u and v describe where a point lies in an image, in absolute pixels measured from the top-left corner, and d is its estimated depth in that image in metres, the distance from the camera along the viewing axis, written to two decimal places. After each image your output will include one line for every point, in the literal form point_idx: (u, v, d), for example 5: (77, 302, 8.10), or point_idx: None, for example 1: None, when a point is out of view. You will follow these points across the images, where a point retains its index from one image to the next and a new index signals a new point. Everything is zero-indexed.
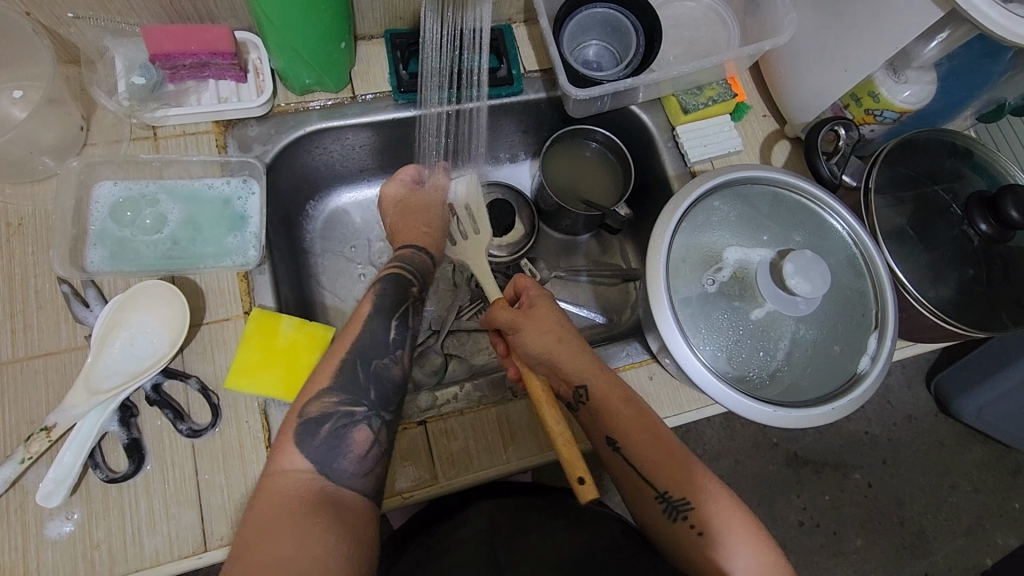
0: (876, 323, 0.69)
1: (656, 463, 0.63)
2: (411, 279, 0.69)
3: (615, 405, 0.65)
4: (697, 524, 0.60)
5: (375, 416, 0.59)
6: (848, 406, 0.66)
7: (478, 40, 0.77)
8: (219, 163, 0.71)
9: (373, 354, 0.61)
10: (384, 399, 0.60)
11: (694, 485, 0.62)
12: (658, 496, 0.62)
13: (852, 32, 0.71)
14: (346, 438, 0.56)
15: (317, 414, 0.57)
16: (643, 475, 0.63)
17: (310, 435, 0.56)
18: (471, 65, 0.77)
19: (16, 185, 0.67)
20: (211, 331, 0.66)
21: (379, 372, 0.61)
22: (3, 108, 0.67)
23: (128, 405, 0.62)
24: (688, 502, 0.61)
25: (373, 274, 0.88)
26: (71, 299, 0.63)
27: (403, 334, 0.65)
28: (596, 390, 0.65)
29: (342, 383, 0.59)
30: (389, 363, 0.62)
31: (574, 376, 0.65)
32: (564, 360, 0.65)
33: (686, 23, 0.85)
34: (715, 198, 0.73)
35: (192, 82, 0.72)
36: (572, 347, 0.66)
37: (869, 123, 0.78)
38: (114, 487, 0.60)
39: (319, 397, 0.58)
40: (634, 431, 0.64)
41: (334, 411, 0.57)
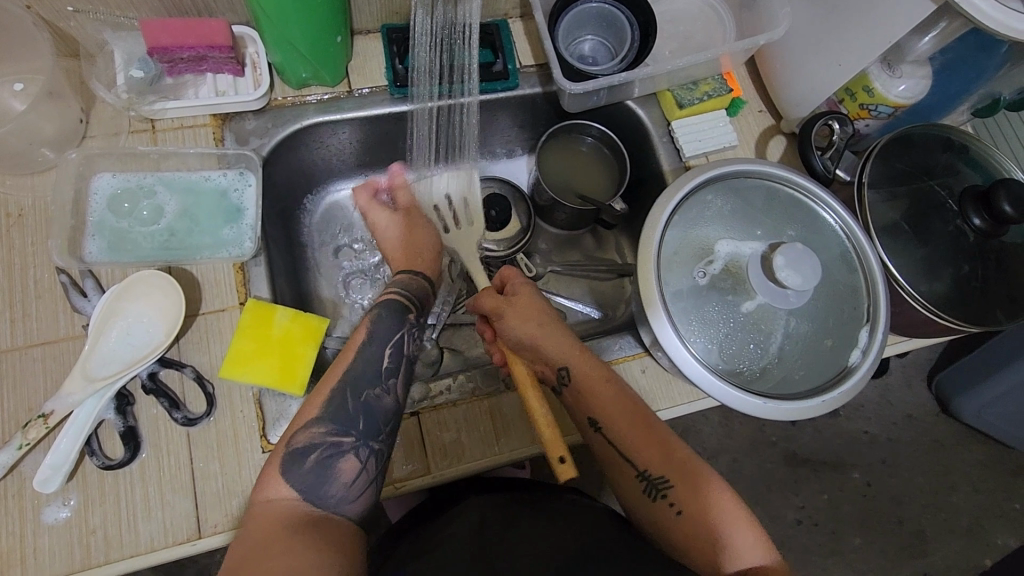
0: (868, 317, 0.69)
1: (638, 443, 0.63)
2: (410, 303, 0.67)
3: (600, 388, 0.66)
4: (676, 503, 0.60)
5: (364, 446, 0.57)
6: (838, 398, 0.67)
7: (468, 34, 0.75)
8: (216, 155, 0.71)
9: (365, 385, 0.60)
10: (373, 427, 0.58)
11: (676, 465, 0.62)
12: (639, 475, 0.63)
13: (846, 25, 0.71)
14: (333, 467, 0.55)
15: (303, 445, 0.56)
16: (625, 455, 0.64)
17: (295, 463, 0.55)
18: (461, 62, 0.76)
19: (15, 176, 0.67)
20: (207, 321, 0.67)
21: (370, 403, 0.59)
22: (4, 101, 0.68)
23: (125, 393, 0.62)
24: (668, 482, 0.61)
25: (371, 268, 0.89)
26: (69, 288, 0.64)
27: (397, 362, 0.63)
28: (578, 372, 0.66)
29: (330, 411, 0.58)
30: (381, 394, 0.60)
31: (556, 359, 0.66)
32: (547, 344, 0.66)
33: (681, 18, 0.85)
34: (707, 192, 0.73)
35: (190, 76, 0.72)
36: (554, 331, 0.67)
37: (864, 118, 0.78)
38: (111, 474, 0.61)
39: (307, 425, 0.57)
40: (617, 413, 0.65)
41: (321, 441, 0.56)
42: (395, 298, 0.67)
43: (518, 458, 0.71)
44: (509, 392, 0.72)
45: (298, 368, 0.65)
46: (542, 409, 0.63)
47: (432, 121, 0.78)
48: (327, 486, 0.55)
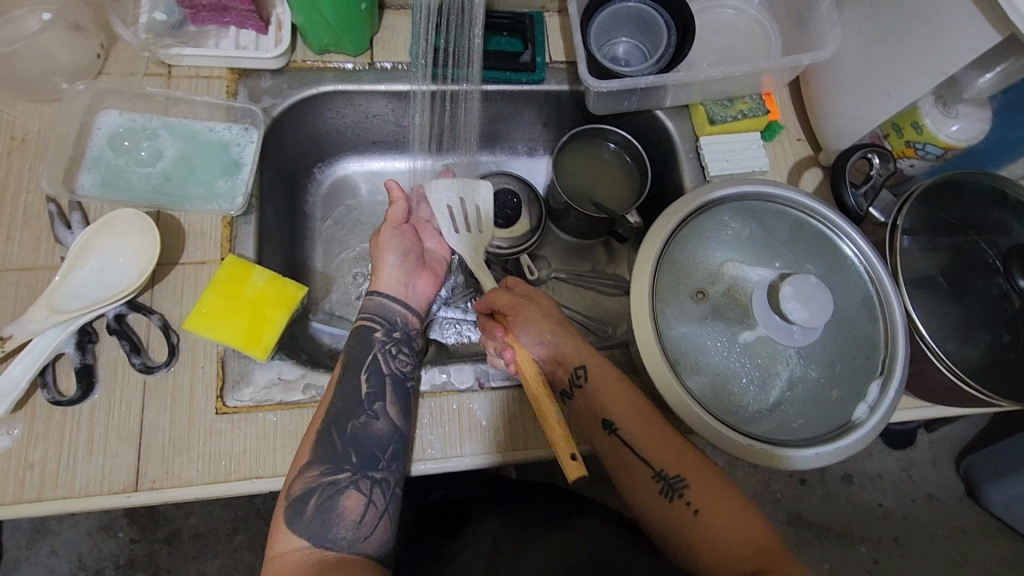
0: (882, 369, 0.63)
1: (652, 446, 0.60)
2: (377, 325, 0.67)
3: (611, 390, 0.62)
4: (693, 502, 0.57)
5: (362, 479, 0.58)
6: (835, 454, 0.60)
7: (470, 15, 0.71)
8: (224, 107, 0.71)
9: (347, 417, 0.61)
10: (366, 459, 0.59)
11: (690, 465, 0.59)
12: (655, 477, 0.59)
13: (902, 53, 0.65)
14: (335, 507, 0.57)
15: (301, 491, 0.57)
16: (639, 459, 0.60)
17: (298, 513, 0.56)
18: (464, 44, 0.72)
19: (27, 101, 0.68)
20: (186, 272, 0.65)
21: (357, 434, 0.60)
22: (31, 27, 0.69)
23: (88, 330, 0.61)
24: (684, 482, 0.58)
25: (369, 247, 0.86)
26: (54, 218, 0.63)
27: (378, 385, 0.63)
28: (594, 374, 0.63)
29: (319, 452, 0.58)
30: (367, 421, 0.61)
31: (571, 359, 0.63)
32: (563, 343, 0.64)
33: (725, 31, 0.81)
34: (726, 211, 0.68)
35: (213, 27, 0.72)
36: (570, 332, 0.65)
37: (909, 156, 0.72)
38: (59, 410, 0.59)
39: (301, 471, 0.58)
40: (628, 412, 0.61)
41: (317, 483, 0.57)
42: (360, 325, 0.67)
43: (479, 464, 0.66)
44: (478, 391, 0.68)
45: (264, 334, 0.63)
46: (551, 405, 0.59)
47: (433, 106, 0.77)
48: (334, 529, 0.56)
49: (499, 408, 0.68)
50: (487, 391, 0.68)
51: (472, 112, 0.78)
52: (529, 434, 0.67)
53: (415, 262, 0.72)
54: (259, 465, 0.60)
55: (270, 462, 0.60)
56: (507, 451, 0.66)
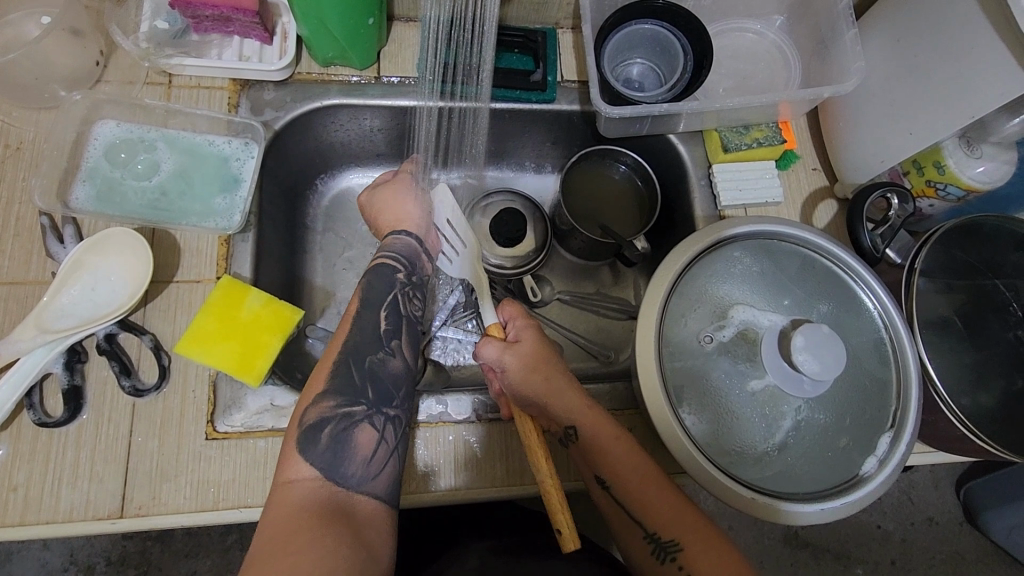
0: (893, 421, 0.61)
1: (650, 506, 0.58)
2: (397, 266, 0.64)
3: (608, 448, 0.59)
4: (685, 566, 0.55)
5: (378, 414, 0.56)
6: (845, 509, 0.58)
7: (479, 32, 0.67)
8: (225, 120, 0.69)
9: (367, 350, 0.58)
10: (383, 395, 0.57)
11: (682, 522, 0.57)
12: (646, 536, 0.57)
13: (930, 90, 0.63)
14: (349, 440, 0.53)
15: (316, 420, 0.53)
16: (632, 516, 0.58)
17: (311, 443, 0.52)
18: (473, 59, 0.70)
19: (22, 109, 0.66)
20: (179, 290, 0.63)
21: (375, 369, 0.58)
22: (30, 32, 0.67)
23: (77, 350, 0.59)
24: (678, 544, 0.56)
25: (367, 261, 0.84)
26: (47, 232, 0.62)
27: (396, 324, 0.61)
28: (585, 433, 0.60)
29: (336, 383, 0.56)
30: (385, 358, 0.59)
31: (561, 418, 0.60)
32: (550, 400, 0.60)
33: (744, 56, 0.79)
34: (734, 248, 0.66)
35: (216, 36, 0.70)
36: (558, 381, 0.61)
37: (929, 196, 0.70)
38: (46, 431, 0.58)
39: (314, 401, 0.55)
40: (621, 466, 0.59)
41: (333, 414, 0.54)
42: (380, 263, 0.64)
43: (473, 497, 0.65)
44: (475, 423, 0.67)
45: (257, 359, 0.61)
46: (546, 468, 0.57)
47: (440, 123, 0.75)
48: (346, 464, 0.52)
49: (497, 442, 0.66)
50: (484, 423, 0.67)
51: (481, 127, 0.76)
52: (526, 469, 0.66)
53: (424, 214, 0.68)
54: (248, 494, 0.59)
55: (259, 491, 0.59)
56: (504, 486, 0.65)
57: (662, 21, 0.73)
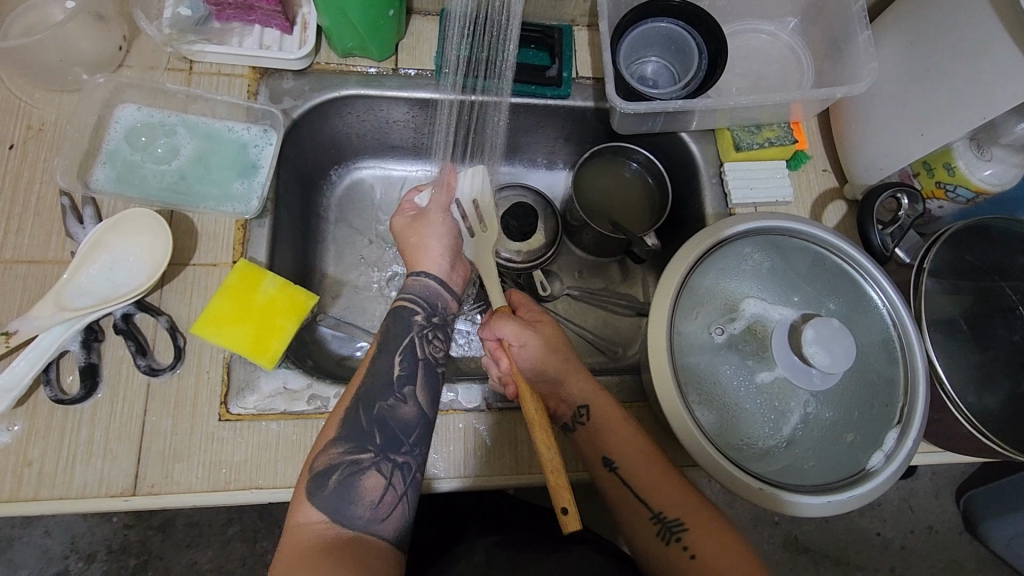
0: (900, 417, 0.62)
1: (656, 489, 0.59)
2: (416, 309, 0.63)
3: (617, 429, 0.62)
4: (690, 547, 0.56)
5: (385, 461, 0.55)
6: (849, 502, 0.59)
7: (501, 26, 0.69)
8: (244, 107, 0.70)
9: (378, 396, 0.57)
10: (392, 441, 0.56)
11: (687, 505, 0.58)
12: (653, 517, 0.58)
13: (943, 92, 0.64)
14: (356, 486, 0.53)
15: (324, 466, 0.54)
16: (638, 496, 0.59)
17: (319, 487, 0.53)
18: (496, 53, 0.71)
19: (44, 90, 0.67)
20: (196, 273, 0.64)
21: (384, 416, 0.57)
22: (54, 16, 0.68)
23: (95, 329, 0.60)
24: (682, 523, 0.57)
25: (377, 251, 0.84)
26: (67, 212, 0.62)
27: (411, 368, 0.59)
28: (597, 411, 0.63)
29: (346, 429, 0.55)
30: (396, 404, 0.57)
31: (574, 395, 0.63)
32: (565, 379, 0.63)
33: (757, 57, 0.80)
34: (746, 244, 0.66)
35: (238, 24, 0.71)
36: (573, 367, 0.63)
37: (938, 198, 0.71)
38: (61, 408, 0.58)
39: (326, 447, 0.55)
40: (630, 447, 0.61)
41: (340, 461, 0.54)
42: (400, 306, 0.63)
43: (483, 485, 0.65)
44: (484, 411, 0.67)
45: (273, 342, 0.62)
46: (549, 454, 0.56)
47: (461, 116, 0.74)
48: (353, 507, 0.53)
49: (505, 431, 0.67)
50: (493, 412, 0.67)
51: (501, 127, 0.74)
52: (534, 459, 0.66)
53: (452, 252, 0.66)
54: (259, 475, 0.59)
55: (270, 473, 0.59)
56: (512, 476, 0.65)
57: (678, 19, 0.74)
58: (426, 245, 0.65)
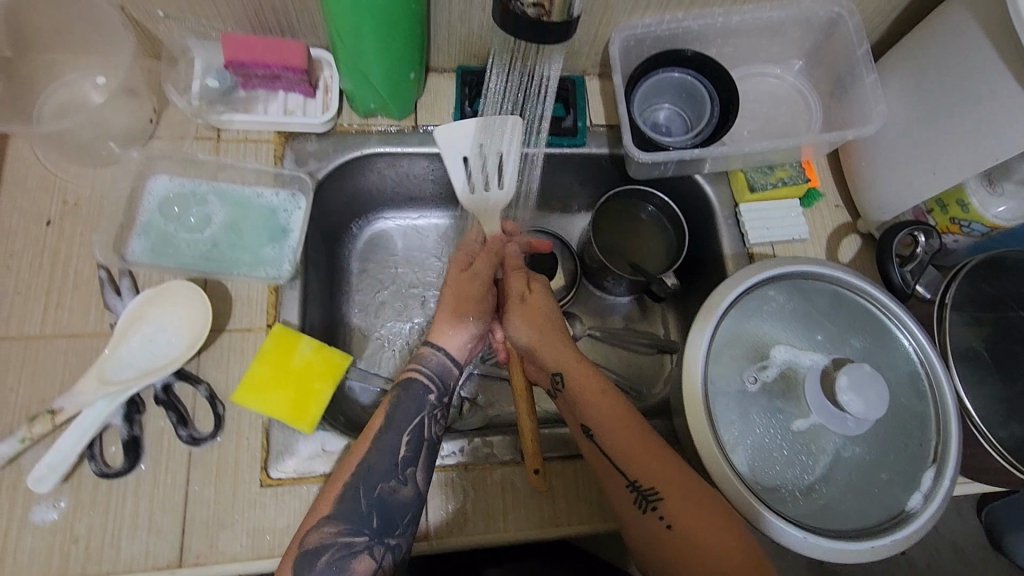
0: (934, 456, 0.62)
1: (633, 457, 0.61)
2: (430, 388, 0.63)
3: (591, 397, 0.65)
4: (666, 516, 0.59)
5: (378, 544, 0.55)
6: (891, 547, 0.59)
7: (541, 88, 0.73)
8: (272, 174, 0.71)
9: (379, 478, 0.57)
10: (387, 526, 0.56)
11: (667, 476, 0.60)
12: (629, 485, 0.61)
13: (952, 132, 0.66)
14: (346, 569, 0.54)
15: (314, 545, 0.54)
16: (615, 464, 0.62)
17: (308, 566, 0.53)
18: (534, 113, 0.75)
19: (78, 166, 0.69)
20: (232, 339, 0.65)
21: (384, 498, 0.57)
22: (86, 93, 0.70)
23: (136, 401, 0.61)
24: (657, 494, 0.59)
25: (390, 299, 0.85)
26: (105, 285, 0.64)
27: (416, 448, 0.60)
28: (571, 379, 0.65)
29: (343, 510, 0.56)
30: (396, 486, 0.58)
31: (549, 364, 0.67)
32: (540, 349, 0.67)
33: (766, 99, 0.82)
34: (770, 287, 0.68)
35: (262, 91, 0.73)
36: (550, 337, 0.67)
37: (954, 232, 0.73)
38: (105, 482, 0.59)
39: (318, 525, 0.55)
40: (607, 418, 0.63)
41: (332, 542, 0.54)
42: (413, 379, 0.63)
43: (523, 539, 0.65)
44: (522, 464, 0.68)
45: (312, 406, 0.63)
46: (529, 423, 0.66)
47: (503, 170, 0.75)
48: None
49: (542, 482, 0.67)
50: (530, 464, 0.68)
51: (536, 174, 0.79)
52: (573, 510, 0.67)
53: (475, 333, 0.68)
54: None
55: None
56: (549, 528, 0.66)
57: (689, 69, 0.76)
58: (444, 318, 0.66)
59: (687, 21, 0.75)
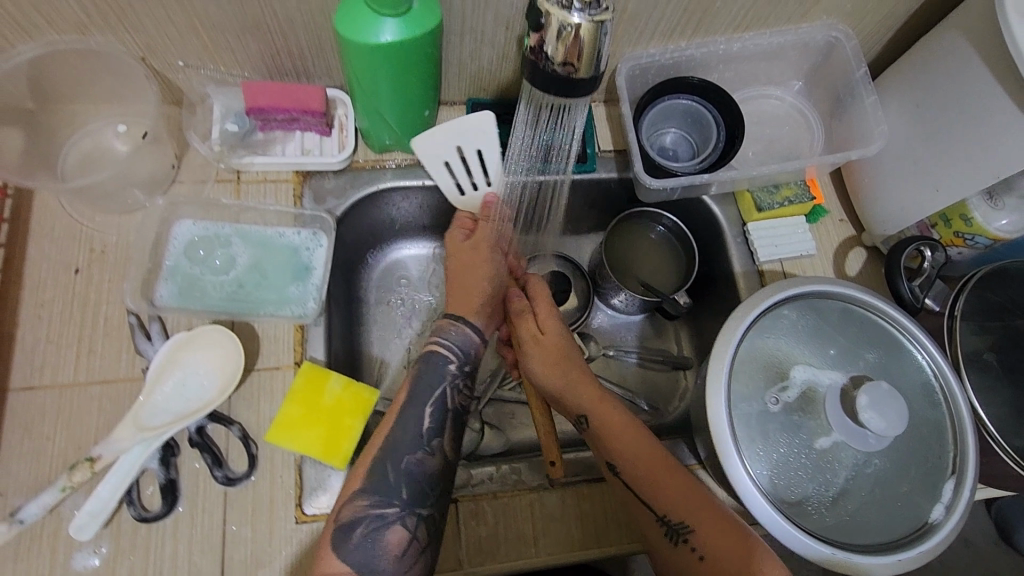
0: (953, 467, 0.64)
1: (660, 491, 0.61)
2: (450, 357, 0.65)
3: (614, 433, 0.64)
4: (699, 549, 0.57)
5: (410, 514, 0.56)
6: (916, 559, 0.61)
7: (566, 123, 0.69)
8: (293, 214, 0.73)
9: (408, 450, 0.59)
10: (417, 497, 0.57)
11: (693, 507, 0.59)
12: (658, 520, 0.60)
13: (951, 150, 0.68)
14: (380, 540, 0.54)
15: (349, 518, 0.55)
16: (644, 500, 0.61)
17: (344, 540, 0.54)
18: (561, 141, 0.72)
19: (103, 214, 0.70)
20: (261, 378, 0.67)
21: (413, 469, 0.58)
22: (108, 141, 0.72)
23: (171, 444, 0.62)
24: (688, 526, 0.58)
25: (405, 328, 0.86)
26: (135, 330, 0.65)
27: (440, 418, 0.62)
28: (595, 421, 0.66)
29: (375, 484, 0.56)
30: (425, 458, 0.59)
31: (575, 407, 0.68)
32: (566, 393, 0.68)
33: (768, 121, 0.84)
34: (785, 306, 0.69)
35: (280, 133, 0.74)
36: (574, 378, 0.68)
37: (957, 245, 0.75)
38: (144, 526, 0.60)
39: (352, 498, 0.56)
40: (630, 450, 0.63)
41: (365, 514, 0.55)
42: (434, 352, 0.65)
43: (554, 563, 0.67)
44: (551, 489, 0.69)
45: (343, 441, 0.64)
46: (541, 419, 0.71)
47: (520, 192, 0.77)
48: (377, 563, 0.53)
49: (570, 505, 0.69)
50: (559, 488, 0.69)
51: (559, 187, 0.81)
52: (603, 532, 0.68)
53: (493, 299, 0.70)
54: None
55: None
56: (581, 550, 0.67)
57: (694, 95, 0.78)
58: (462, 291, 0.69)
59: (690, 50, 0.77)
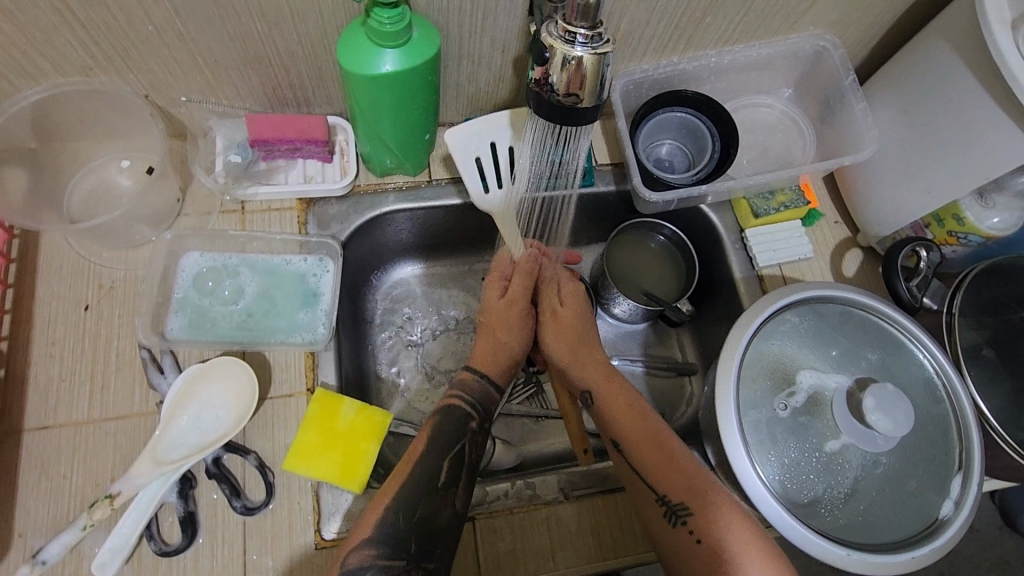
0: (960, 463, 0.65)
1: (661, 471, 0.63)
2: (470, 413, 0.69)
3: (621, 414, 0.68)
4: (695, 530, 0.59)
5: (416, 568, 0.58)
6: (929, 555, 0.62)
7: (573, 146, 0.69)
8: (299, 241, 0.74)
9: (421, 501, 0.61)
10: (424, 550, 0.59)
11: (692, 489, 0.61)
12: (658, 500, 0.62)
13: (941, 153, 0.70)
14: None
15: (357, 565, 0.57)
16: (644, 479, 0.64)
17: None
18: (567, 162, 0.73)
19: (111, 250, 0.71)
20: (274, 406, 0.67)
21: (424, 520, 0.60)
22: (113, 177, 0.73)
23: (189, 477, 0.62)
24: (685, 507, 0.60)
25: (412, 347, 0.87)
26: (148, 364, 0.65)
27: (456, 473, 0.64)
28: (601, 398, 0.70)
29: (382, 534, 0.58)
30: (438, 509, 0.61)
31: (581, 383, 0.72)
32: (573, 369, 0.73)
33: (761, 128, 0.86)
34: (788, 311, 0.70)
35: (282, 161, 0.75)
36: (583, 358, 0.73)
37: (952, 244, 0.76)
38: (165, 559, 0.60)
39: (359, 546, 0.57)
40: (634, 427, 0.67)
41: (372, 563, 0.57)
42: (454, 404, 0.69)
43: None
44: (565, 501, 0.70)
45: (359, 465, 0.65)
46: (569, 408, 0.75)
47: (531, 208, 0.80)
48: None
49: (586, 517, 0.69)
50: (574, 501, 0.70)
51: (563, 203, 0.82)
52: (620, 543, 0.69)
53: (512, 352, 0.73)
54: None
55: None
56: (599, 561, 0.68)
57: (688, 107, 0.80)
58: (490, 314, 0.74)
59: (682, 64, 0.79)
